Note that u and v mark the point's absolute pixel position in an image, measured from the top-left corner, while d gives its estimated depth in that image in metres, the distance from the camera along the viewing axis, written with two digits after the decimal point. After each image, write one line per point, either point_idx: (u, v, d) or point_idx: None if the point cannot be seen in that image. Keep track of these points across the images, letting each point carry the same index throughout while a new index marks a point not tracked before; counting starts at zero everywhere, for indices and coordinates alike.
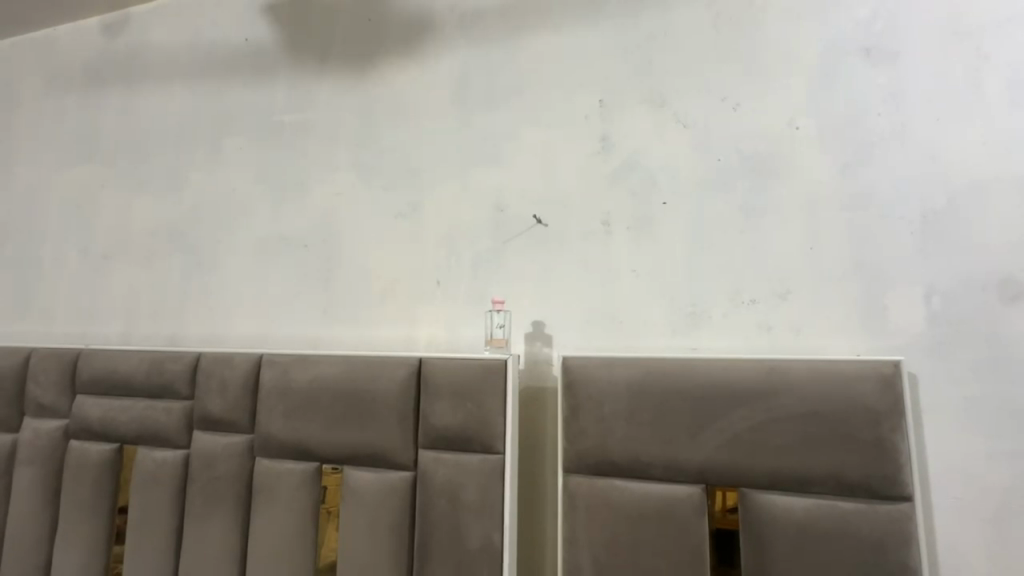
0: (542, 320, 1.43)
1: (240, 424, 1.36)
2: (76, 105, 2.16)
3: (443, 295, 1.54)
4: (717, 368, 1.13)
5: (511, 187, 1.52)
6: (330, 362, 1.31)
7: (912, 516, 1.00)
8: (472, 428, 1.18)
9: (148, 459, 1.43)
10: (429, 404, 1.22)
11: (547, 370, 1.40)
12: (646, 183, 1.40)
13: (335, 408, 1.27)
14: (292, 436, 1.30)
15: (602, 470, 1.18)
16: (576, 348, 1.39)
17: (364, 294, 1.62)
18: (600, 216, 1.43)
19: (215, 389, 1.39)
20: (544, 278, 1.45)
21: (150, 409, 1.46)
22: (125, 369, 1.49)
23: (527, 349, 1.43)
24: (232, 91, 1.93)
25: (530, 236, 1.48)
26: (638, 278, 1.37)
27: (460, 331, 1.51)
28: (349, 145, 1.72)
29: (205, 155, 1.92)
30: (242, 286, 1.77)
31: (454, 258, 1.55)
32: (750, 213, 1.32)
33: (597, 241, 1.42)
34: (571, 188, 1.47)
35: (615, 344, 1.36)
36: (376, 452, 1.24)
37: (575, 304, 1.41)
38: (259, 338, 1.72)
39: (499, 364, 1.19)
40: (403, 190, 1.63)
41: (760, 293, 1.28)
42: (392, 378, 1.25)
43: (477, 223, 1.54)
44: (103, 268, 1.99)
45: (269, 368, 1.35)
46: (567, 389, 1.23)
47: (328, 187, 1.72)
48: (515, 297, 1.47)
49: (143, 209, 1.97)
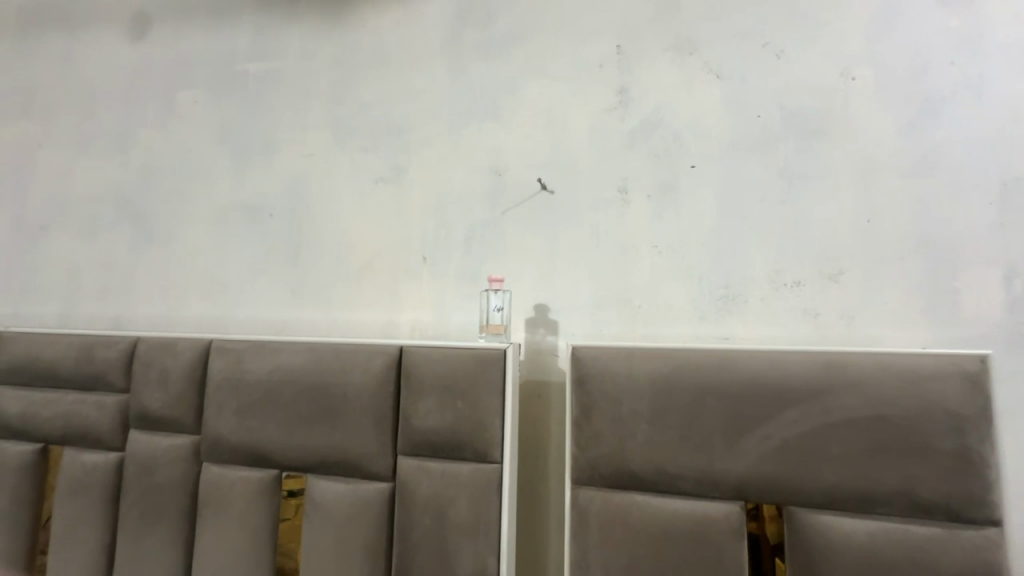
0: (547, 304, 1.22)
1: (185, 423, 1.14)
2: (9, 52, 1.88)
3: (430, 273, 1.32)
4: (760, 361, 0.94)
5: (511, 148, 1.30)
6: (292, 351, 1.09)
7: (1001, 545, 0.81)
8: (463, 431, 0.97)
9: (75, 464, 1.20)
10: (411, 402, 1.01)
11: (551, 362, 1.19)
12: (672, 146, 1.19)
13: (296, 405, 1.05)
14: (246, 439, 1.08)
15: (620, 482, 0.98)
16: (586, 337, 1.19)
17: (338, 271, 1.39)
18: (616, 182, 1.22)
19: (154, 380, 1.16)
20: (548, 255, 1.24)
21: (78, 404, 1.22)
22: (49, 356, 1.25)
23: (528, 338, 1.22)
24: (188, 36, 1.67)
25: (534, 205, 1.27)
26: (661, 255, 1.17)
27: (450, 315, 1.30)
28: (322, 99, 1.48)
29: (157, 111, 1.66)
30: (198, 261, 1.53)
31: (444, 231, 1.33)
32: (794, 180, 1.12)
33: (613, 212, 1.21)
34: (583, 149, 1.25)
35: (633, 333, 1.16)
36: (347, 459, 1.02)
37: (585, 285, 1.20)
38: (216, 322, 1.48)
39: (496, 354, 0.98)
40: (385, 151, 1.40)
41: (805, 273, 1.09)
42: (367, 370, 1.03)
43: (471, 190, 1.32)
44: (39, 239, 1.72)
45: (219, 356, 1.13)
46: (577, 385, 1.02)
47: (298, 147, 1.48)
48: (514, 277, 1.25)
49: (86, 171, 1.71)
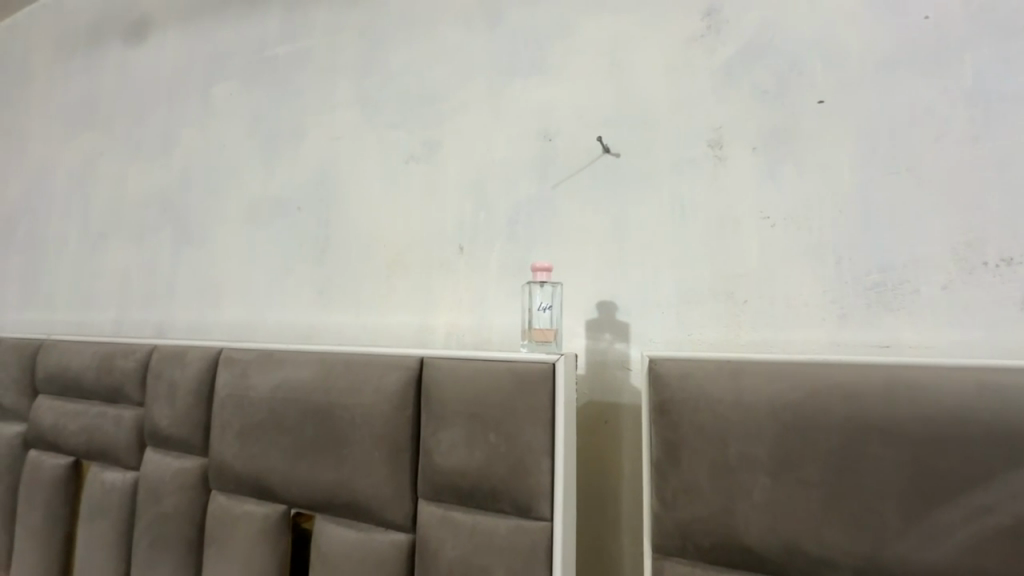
0: (613, 301, 0.93)
1: (193, 444, 1.00)
2: (80, 66, 1.94)
3: (468, 267, 1.09)
4: (958, 383, 0.60)
5: (564, 105, 1.03)
6: (299, 364, 0.90)
7: None
8: (498, 474, 0.72)
9: (97, 482, 1.11)
10: (432, 431, 0.77)
11: (619, 377, 0.91)
12: (789, 77, 0.86)
13: (302, 430, 0.86)
14: (249, 467, 0.91)
15: (726, 560, 0.67)
16: (668, 345, 0.88)
17: (366, 268, 1.20)
18: (705, 135, 0.90)
19: (163, 395, 1.03)
20: (614, 237, 0.95)
21: (99, 417, 1.13)
22: (76, 365, 1.18)
23: (589, 346, 0.94)
24: (224, 27, 1.59)
25: (593, 175, 0.98)
26: (777, 229, 0.83)
27: (491, 317, 1.05)
28: (349, 75, 1.31)
29: (196, 108, 1.59)
30: (231, 263, 1.43)
31: (483, 214, 1.08)
32: (993, 105, 0.74)
33: (702, 175, 0.89)
34: (658, 96, 0.95)
35: (737, 340, 0.84)
36: (357, 500, 0.81)
37: (665, 275, 0.90)
38: (247, 329, 1.37)
39: (541, 370, 0.72)
40: (416, 125, 1.19)
41: (1019, 246, 0.71)
42: (379, 389, 0.81)
43: (515, 162, 1.06)
44: (98, 246, 1.74)
45: (225, 368, 0.97)
46: (656, 412, 0.73)
47: (325, 131, 1.32)
48: (569, 267, 0.98)
49: (137, 177, 1.69)
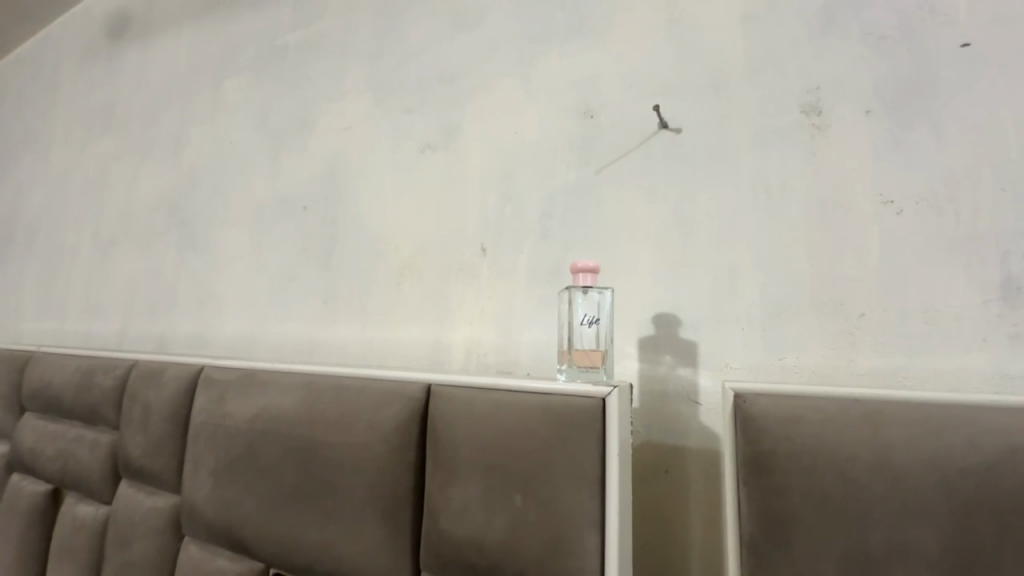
0: (674, 314, 0.73)
1: (165, 479, 0.84)
2: (102, 70, 1.90)
3: (490, 271, 0.91)
4: None
5: (609, 75, 0.85)
6: (283, 388, 0.73)
7: None
8: (526, 551, 0.52)
9: (70, 516, 0.98)
10: (438, 485, 0.58)
11: (684, 412, 0.70)
12: (917, 16, 0.64)
13: (282, 472, 0.69)
14: (221, 515, 0.74)
15: None
16: (751, 373, 0.67)
17: (375, 273, 1.04)
18: (798, 99, 0.70)
19: (137, 419, 0.89)
20: (674, 232, 0.75)
21: (76, 441, 1.00)
22: (57, 381, 1.06)
23: (643, 371, 0.74)
24: (237, 20, 1.49)
25: (646, 156, 0.79)
26: (905, 218, 0.62)
27: (518, 332, 0.86)
28: (361, 58, 1.17)
29: (207, 105, 1.50)
30: (233, 270, 1.30)
31: (511, 208, 0.90)
32: None
33: (796, 149, 0.69)
34: (731, 54, 0.75)
35: (851, 368, 0.62)
36: (345, 568, 0.63)
37: (746, 280, 0.69)
38: (248, 343, 1.23)
39: (588, 407, 0.52)
40: (433, 108, 1.03)
41: None
42: (375, 425, 0.64)
43: (548, 145, 0.88)
44: (109, 253, 1.66)
45: (203, 390, 0.82)
46: (749, 472, 0.52)
47: (334, 121, 1.18)
48: (617, 270, 0.78)
49: (147, 180, 1.61)
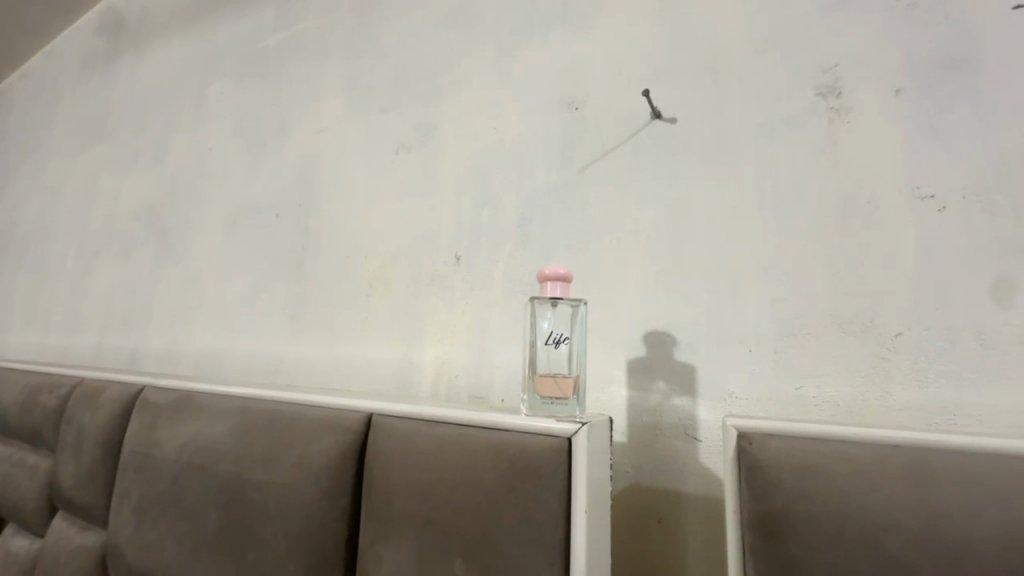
0: (666, 333, 0.62)
1: (94, 513, 0.75)
2: (98, 80, 1.89)
3: (464, 282, 0.81)
4: None
5: (595, 63, 0.76)
6: (215, 415, 0.64)
7: None
8: None
9: (5, 549, 0.89)
10: (371, 540, 0.48)
11: (679, 451, 0.58)
12: None
13: (206, 513, 0.59)
14: (142, 561, 0.64)
15: None
16: (761, 405, 0.55)
17: (344, 285, 0.95)
18: (812, 81, 0.59)
19: (72, 445, 0.80)
20: (667, 237, 0.64)
21: (17, 466, 0.92)
22: (5, 398, 0.99)
23: (632, 399, 0.63)
24: (223, 25, 1.45)
25: (635, 152, 0.69)
26: (948, 217, 0.50)
27: (492, 352, 0.76)
28: (339, 57, 1.10)
29: (190, 112, 1.45)
30: (205, 281, 1.23)
31: (487, 213, 0.81)
32: None
33: (810, 139, 0.58)
34: (733, 34, 0.65)
35: (884, 402, 0.50)
36: None
37: (754, 293, 0.58)
38: (215, 359, 1.14)
39: (548, 450, 0.42)
40: (409, 107, 0.95)
41: None
42: (305, 463, 0.54)
43: (528, 143, 0.79)
44: (92, 263, 1.61)
45: (137, 414, 0.73)
46: (756, 537, 0.40)
47: (310, 123, 1.11)
48: (603, 282, 0.68)
49: (131, 188, 1.56)
